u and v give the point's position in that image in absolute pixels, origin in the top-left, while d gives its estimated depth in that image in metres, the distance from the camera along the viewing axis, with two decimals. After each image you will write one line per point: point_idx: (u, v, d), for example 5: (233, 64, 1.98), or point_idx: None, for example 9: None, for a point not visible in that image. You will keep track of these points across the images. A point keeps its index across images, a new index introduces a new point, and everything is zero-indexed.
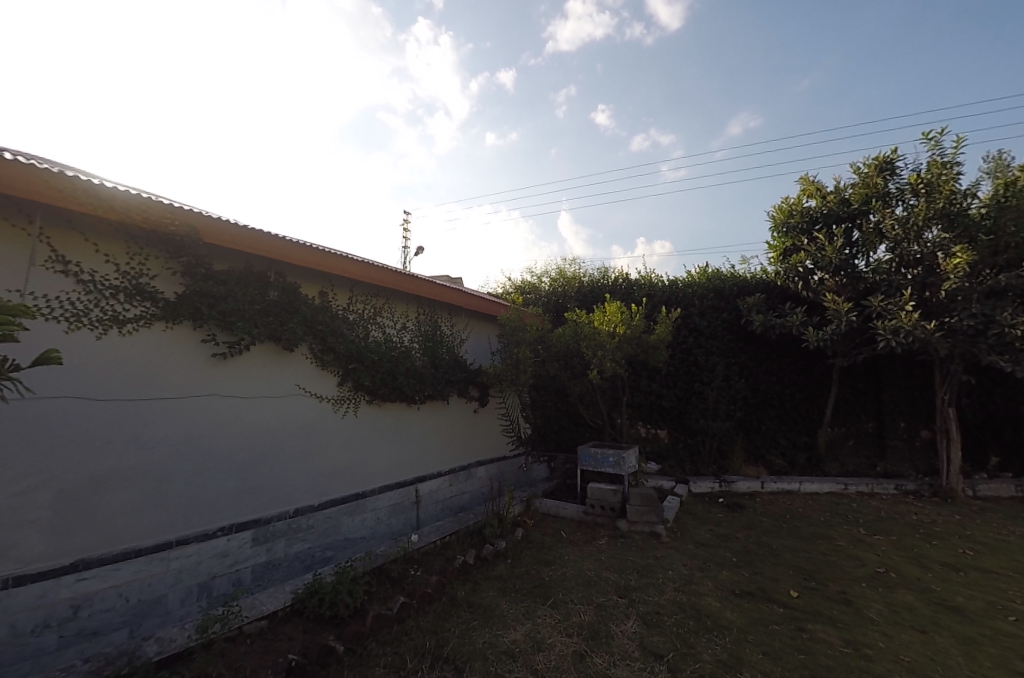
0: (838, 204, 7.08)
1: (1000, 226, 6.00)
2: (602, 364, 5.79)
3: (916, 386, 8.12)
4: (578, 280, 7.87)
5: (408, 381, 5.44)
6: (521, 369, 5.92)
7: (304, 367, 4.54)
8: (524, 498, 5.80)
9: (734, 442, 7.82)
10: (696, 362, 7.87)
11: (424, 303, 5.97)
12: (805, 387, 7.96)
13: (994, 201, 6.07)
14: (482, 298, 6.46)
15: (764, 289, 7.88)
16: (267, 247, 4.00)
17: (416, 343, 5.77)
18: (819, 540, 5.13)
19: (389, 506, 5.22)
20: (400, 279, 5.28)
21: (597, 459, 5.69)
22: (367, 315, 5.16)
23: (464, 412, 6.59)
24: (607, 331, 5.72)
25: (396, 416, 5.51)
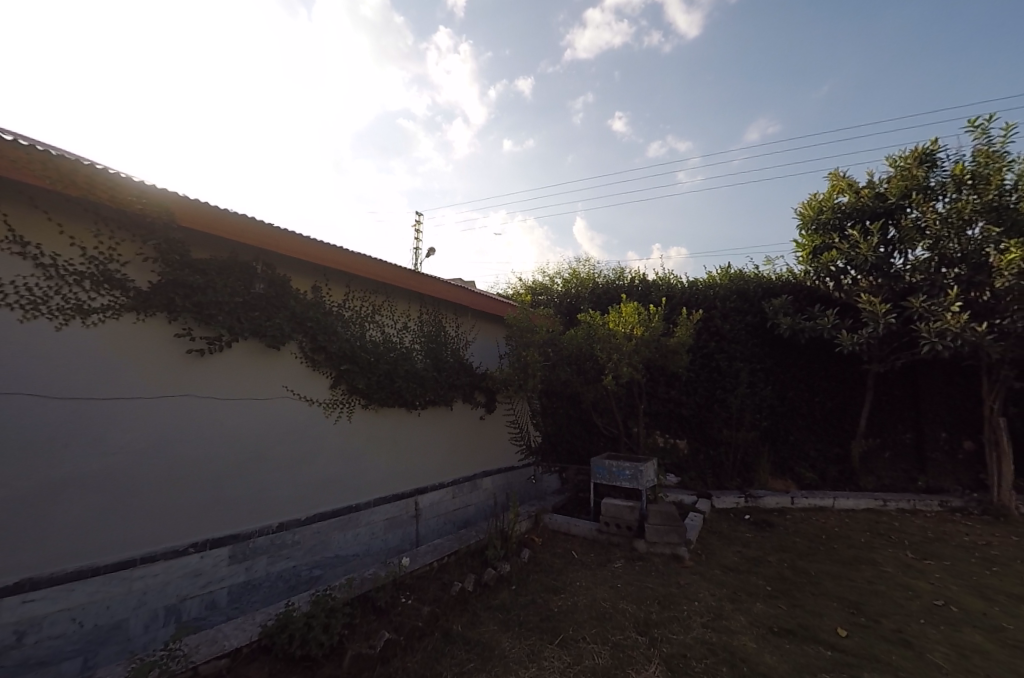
0: (873, 199, 6.55)
1: None
2: (618, 368, 5.32)
3: (958, 394, 7.49)
4: (592, 280, 7.42)
5: (408, 385, 5.02)
6: (530, 374, 5.48)
7: (293, 368, 4.15)
8: (532, 512, 5.34)
9: (760, 454, 7.27)
10: (718, 367, 7.35)
11: (427, 301, 5.57)
12: (837, 395, 7.38)
13: None
14: (489, 298, 6.04)
15: (792, 289, 7.36)
16: (254, 235, 3.61)
17: (417, 344, 5.36)
18: (863, 565, 4.57)
19: (386, 519, 4.80)
20: (401, 274, 4.88)
21: (612, 472, 5.21)
22: (364, 313, 4.77)
23: (469, 419, 6.16)
24: (624, 332, 5.25)
25: (394, 423, 5.10)
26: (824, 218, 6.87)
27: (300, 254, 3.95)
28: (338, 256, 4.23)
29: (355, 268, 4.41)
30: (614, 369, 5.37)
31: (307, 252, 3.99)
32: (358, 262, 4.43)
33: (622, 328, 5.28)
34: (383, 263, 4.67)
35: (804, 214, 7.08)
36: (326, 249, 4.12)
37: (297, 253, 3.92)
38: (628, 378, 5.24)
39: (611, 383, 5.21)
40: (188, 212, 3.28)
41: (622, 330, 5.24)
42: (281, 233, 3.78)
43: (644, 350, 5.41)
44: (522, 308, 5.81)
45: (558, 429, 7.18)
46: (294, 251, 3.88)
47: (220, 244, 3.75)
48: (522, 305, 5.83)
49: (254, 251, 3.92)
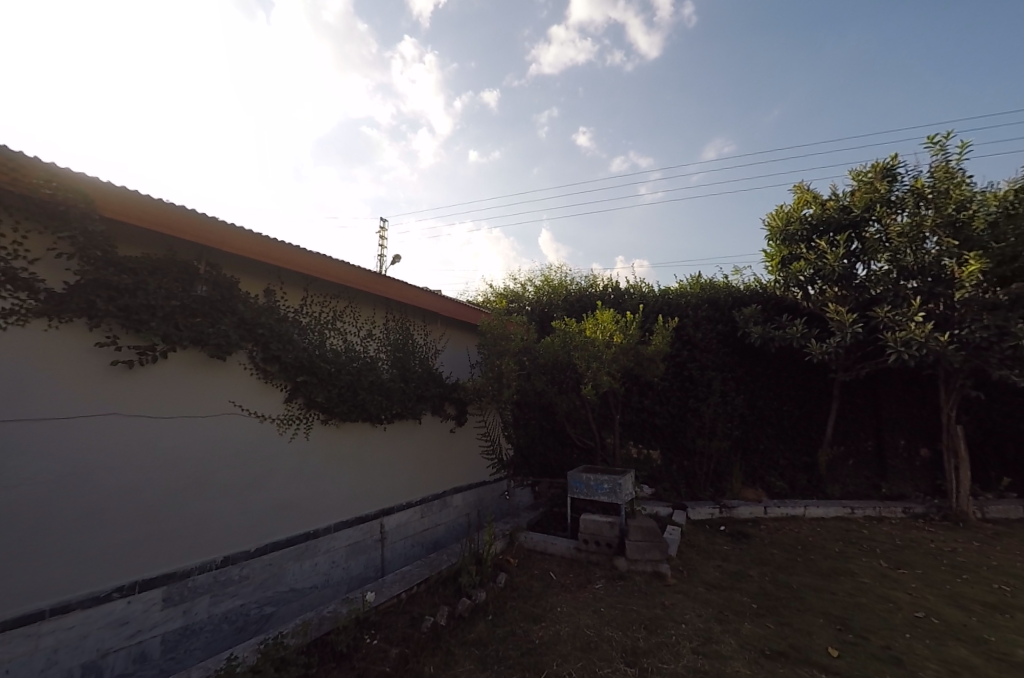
0: (838, 210, 6.70)
1: (1005, 235, 5.69)
2: (595, 378, 5.16)
3: (915, 402, 7.74)
4: (565, 288, 7.27)
5: (373, 397, 4.68)
6: (503, 384, 5.24)
7: (240, 381, 3.78)
8: (506, 530, 5.07)
9: (731, 464, 7.27)
10: (690, 377, 7.33)
11: (393, 307, 5.28)
12: (804, 404, 7.47)
13: (1002, 210, 5.78)
14: (459, 304, 5.79)
15: (760, 299, 7.44)
16: (191, 228, 3.30)
17: (383, 354, 5.03)
18: (841, 576, 4.52)
19: (347, 545, 4.44)
20: (361, 276, 4.60)
21: (590, 486, 5.00)
22: (325, 319, 4.46)
23: (439, 432, 5.85)
24: (601, 340, 5.10)
25: (358, 439, 4.74)
26: (791, 229, 6.98)
27: (248, 251, 3.64)
28: (290, 254, 3.94)
29: (310, 268, 4.12)
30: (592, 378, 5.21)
31: (255, 250, 3.68)
32: (313, 261, 4.14)
33: (600, 335, 5.12)
34: (343, 264, 4.38)
35: (772, 224, 7.18)
36: (277, 246, 3.82)
37: (243, 250, 3.61)
38: (606, 388, 5.08)
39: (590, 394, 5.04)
40: (112, 201, 2.96)
41: (599, 338, 5.09)
42: (225, 227, 3.48)
43: (621, 359, 5.28)
44: (494, 314, 5.58)
45: (531, 441, 6.94)
46: (239, 247, 3.58)
47: (156, 241, 3.41)
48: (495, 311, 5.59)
49: (196, 249, 3.59)
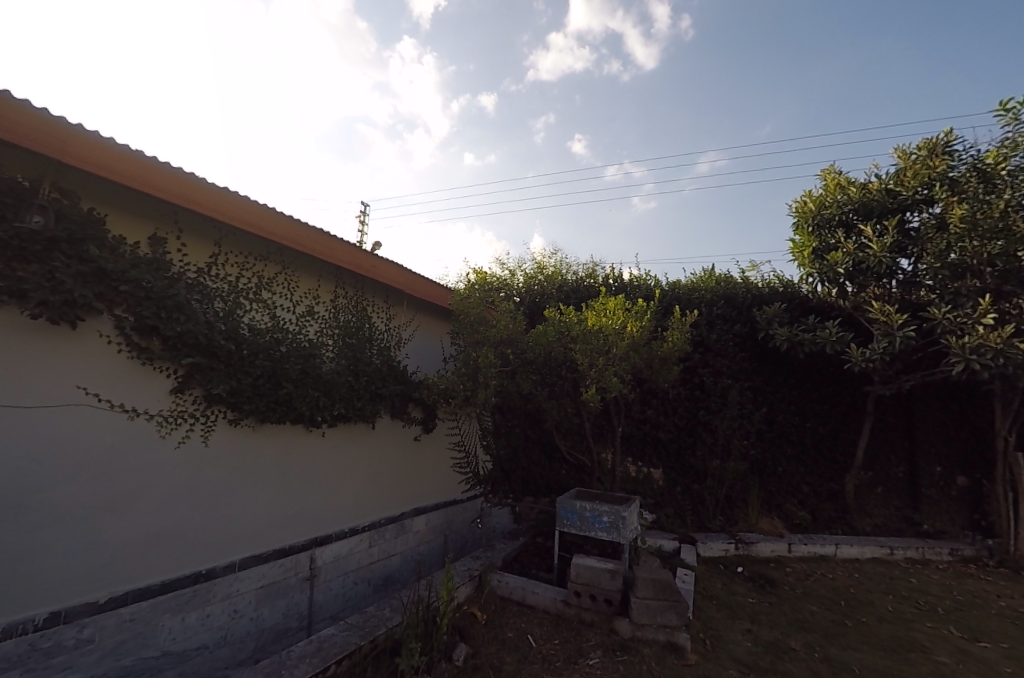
0: (883, 194, 5.71)
1: None
2: (597, 377, 4.12)
3: (952, 424, 6.75)
4: (561, 276, 6.23)
5: (306, 393, 3.53)
6: (481, 381, 4.15)
7: (99, 360, 2.67)
8: (473, 569, 3.97)
9: (747, 490, 6.23)
10: (702, 385, 6.32)
11: (345, 280, 4.19)
12: (830, 422, 6.46)
13: None
14: (429, 282, 4.67)
15: (785, 299, 6.46)
16: (2, 120, 2.18)
17: (329, 340, 3.92)
18: (912, 655, 3.45)
19: (259, 588, 3.33)
20: (295, 230, 3.47)
21: (585, 519, 3.92)
22: (246, 287, 3.34)
23: (400, 440, 4.75)
24: (609, 330, 4.04)
25: (285, 448, 3.62)
26: (826, 214, 6.01)
27: (106, 170, 2.52)
28: (180, 182, 2.81)
29: (215, 210, 2.98)
30: (594, 378, 4.16)
31: (117, 168, 2.56)
32: (220, 199, 3.01)
33: (607, 325, 4.05)
34: (265, 209, 3.26)
35: (802, 212, 6.26)
36: (157, 168, 2.70)
37: (97, 164, 2.49)
38: (611, 392, 4.02)
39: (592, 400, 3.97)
40: None
41: (608, 327, 4.01)
42: (66, 128, 2.37)
43: (630, 356, 4.23)
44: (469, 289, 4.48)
45: (513, 453, 5.86)
46: (90, 161, 2.46)
47: None
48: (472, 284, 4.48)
49: (39, 166, 2.50)
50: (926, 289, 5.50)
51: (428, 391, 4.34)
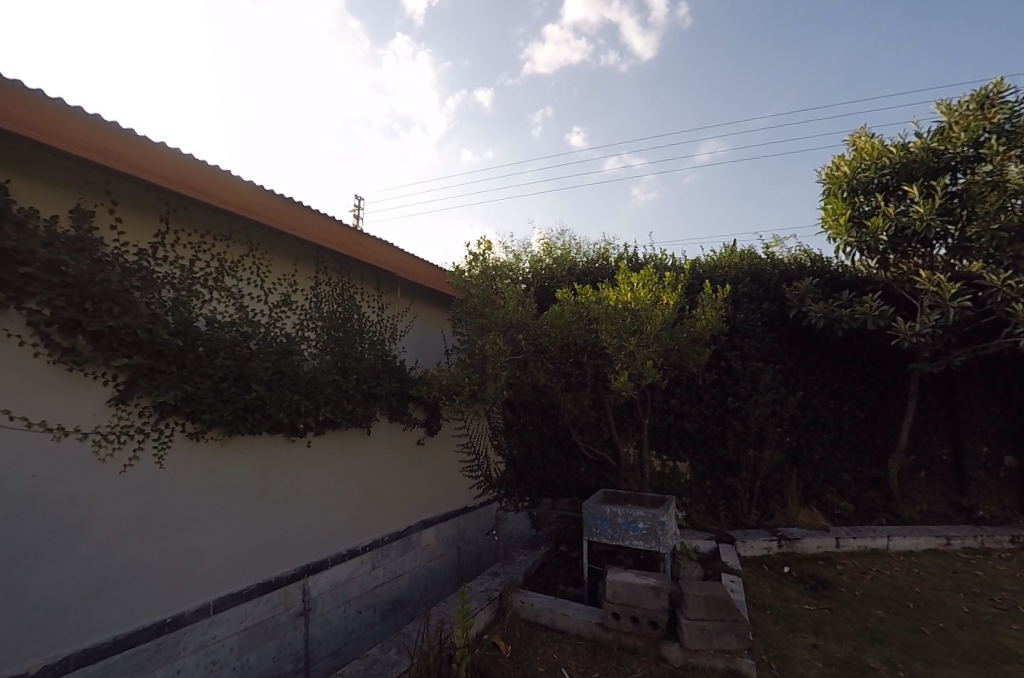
0: (926, 153, 5.16)
1: None
2: (629, 363, 3.62)
3: (998, 400, 6.21)
4: (571, 258, 5.69)
5: (281, 398, 3.01)
6: (488, 374, 3.64)
7: (9, 365, 2.16)
8: (490, 590, 3.45)
9: (782, 481, 5.72)
10: (729, 369, 5.80)
11: (325, 264, 3.70)
12: (868, 403, 5.92)
13: None
14: (421, 262, 4.16)
15: (817, 273, 5.91)
16: None
17: (312, 335, 3.45)
18: (1011, 668, 2.93)
19: (242, 631, 2.86)
20: (252, 197, 2.99)
21: (617, 527, 3.40)
22: (204, 275, 2.89)
23: (402, 443, 4.26)
24: (644, 307, 3.56)
25: (262, 462, 3.12)
26: (864, 177, 5.47)
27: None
28: (101, 134, 2.33)
29: (148, 171, 2.50)
30: (624, 365, 3.67)
31: (16, 115, 2.07)
32: (155, 157, 2.53)
33: (639, 303, 3.56)
34: (213, 171, 2.77)
35: (835, 179, 5.74)
36: (65, 113, 2.20)
37: None
38: (648, 379, 3.56)
39: (625, 390, 3.47)
40: None
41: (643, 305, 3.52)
42: None
43: (660, 338, 3.73)
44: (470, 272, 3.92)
45: (527, 453, 5.37)
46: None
47: None
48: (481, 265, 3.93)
49: None
50: (975, 259, 4.93)
51: (427, 388, 3.81)
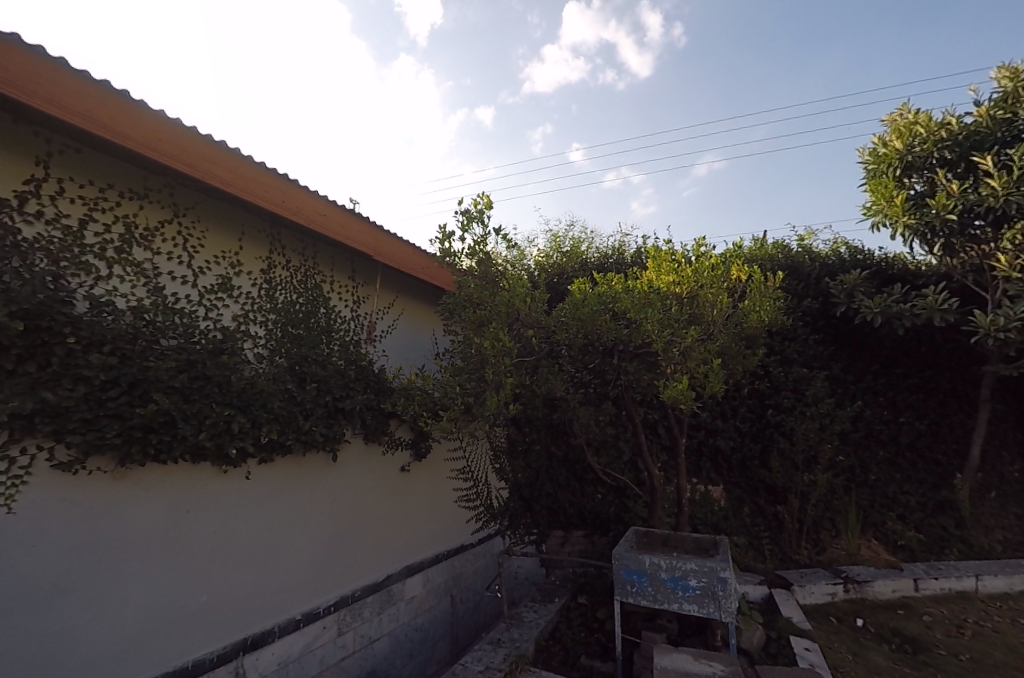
0: (997, 121, 4.41)
1: None
2: (679, 364, 2.89)
3: None
4: (582, 252, 4.89)
5: (204, 413, 2.17)
6: (486, 379, 2.80)
7: None
8: (493, 671, 2.56)
9: (837, 509, 4.83)
10: (767, 377, 4.98)
11: (283, 240, 2.90)
12: (931, 414, 5.06)
13: None
14: (404, 243, 3.34)
15: (868, 267, 5.12)
16: None
17: (264, 333, 2.66)
18: None
19: None
20: (171, 136, 2.18)
21: (660, 584, 2.54)
22: (103, 240, 2.10)
23: (383, 472, 3.42)
24: (707, 296, 3.03)
25: (184, 499, 2.27)
26: (921, 150, 4.72)
27: None
28: None
29: None
30: (674, 366, 2.92)
31: None
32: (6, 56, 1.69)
33: (710, 293, 3.01)
34: (101, 88, 1.94)
35: (883, 159, 4.98)
36: None
37: None
38: (712, 391, 2.84)
39: (688, 405, 2.69)
40: None
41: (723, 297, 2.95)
42: None
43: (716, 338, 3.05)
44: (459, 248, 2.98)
45: (534, 478, 4.51)
46: None
47: None
48: (482, 234, 3.00)
49: None
50: None
51: (402, 402, 2.93)
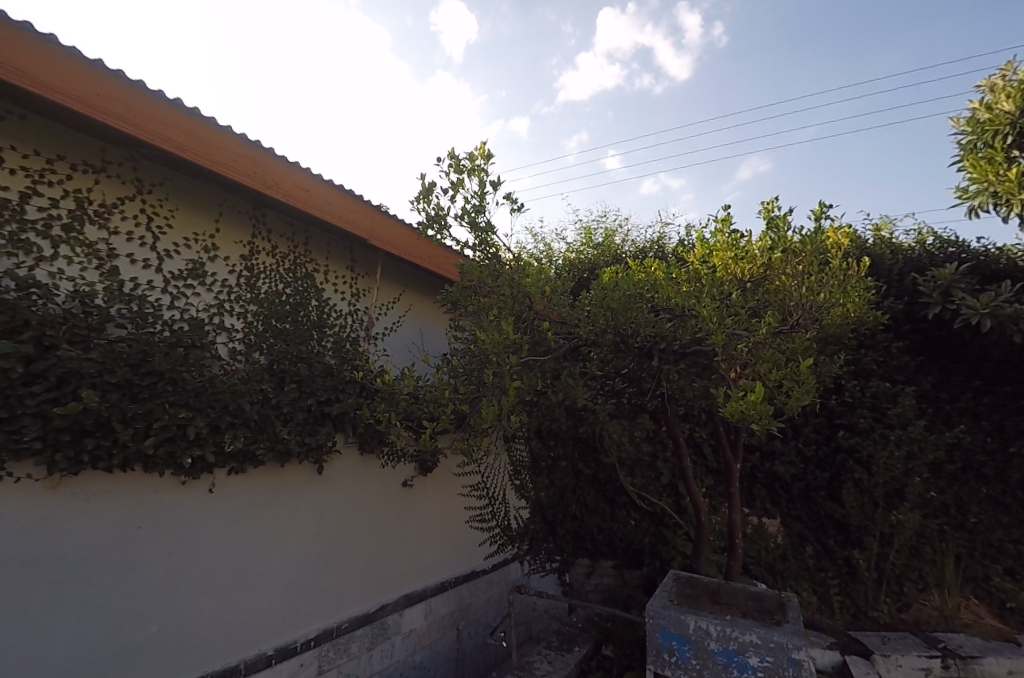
0: None
1: None
2: (745, 366, 2.27)
3: None
4: (616, 245, 4.37)
5: (150, 413, 1.84)
6: (486, 384, 2.36)
7: None
8: None
9: (928, 555, 3.98)
10: (838, 390, 4.23)
11: (265, 224, 2.60)
12: None
13: None
14: (401, 224, 3.00)
15: (968, 258, 4.26)
16: None
17: (243, 325, 2.36)
18: None
19: None
20: (119, 95, 1.87)
21: (712, 658, 2.06)
22: (42, 214, 1.83)
23: (381, 486, 3.06)
24: (792, 278, 2.43)
25: (130, 516, 1.96)
26: None
27: None
28: None
29: None
30: (739, 368, 2.30)
31: None
32: None
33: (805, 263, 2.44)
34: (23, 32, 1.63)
35: (986, 125, 4.18)
36: None
37: None
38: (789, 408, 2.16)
39: (761, 424, 2.02)
40: None
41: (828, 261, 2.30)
42: None
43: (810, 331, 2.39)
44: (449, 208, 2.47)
45: (558, 498, 4.00)
46: None
47: None
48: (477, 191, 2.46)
49: None
50: None
51: (384, 406, 2.48)
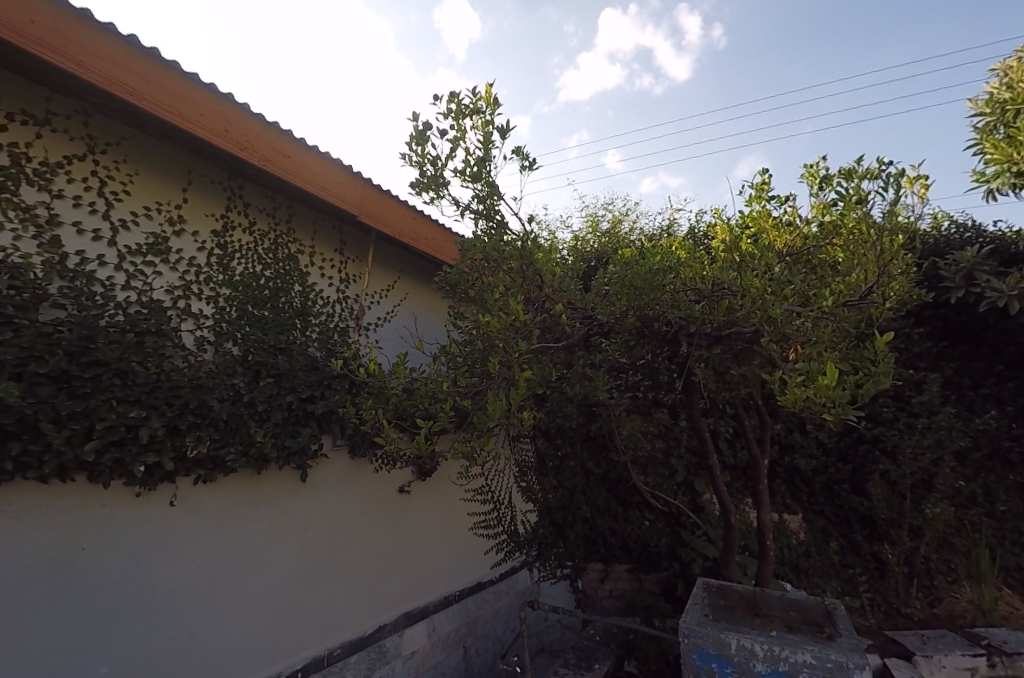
0: None
1: None
2: (807, 347, 1.97)
3: None
4: (623, 234, 4.14)
5: (96, 411, 1.53)
6: (493, 375, 2.08)
7: None
8: None
9: (960, 552, 3.74)
10: None
11: (240, 196, 2.28)
12: None
13: None
14: (393, 200, 2.70)
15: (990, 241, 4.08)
16: None
17: (214, 311, 2.04)
18: None
19: None
20: (59, 26, 1.52)
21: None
22: None
23: (376, 492, 2.76)
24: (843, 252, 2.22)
25: (82, 537, 1.62)
26: None
27: None
28: None
29: None
30: (800, 349, 2.00)
31: None
32: None
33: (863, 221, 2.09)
34: None
35: (1008, 105, 4.02)
36: None
37: None
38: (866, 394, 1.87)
39: (822, 410, 1.76)
40: None
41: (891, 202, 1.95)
42: None
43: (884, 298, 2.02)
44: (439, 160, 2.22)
45: (567, 500, 3.73)
46: None
47: None
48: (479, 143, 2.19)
49: None
50: None
51: (372, 401, 2.15)
